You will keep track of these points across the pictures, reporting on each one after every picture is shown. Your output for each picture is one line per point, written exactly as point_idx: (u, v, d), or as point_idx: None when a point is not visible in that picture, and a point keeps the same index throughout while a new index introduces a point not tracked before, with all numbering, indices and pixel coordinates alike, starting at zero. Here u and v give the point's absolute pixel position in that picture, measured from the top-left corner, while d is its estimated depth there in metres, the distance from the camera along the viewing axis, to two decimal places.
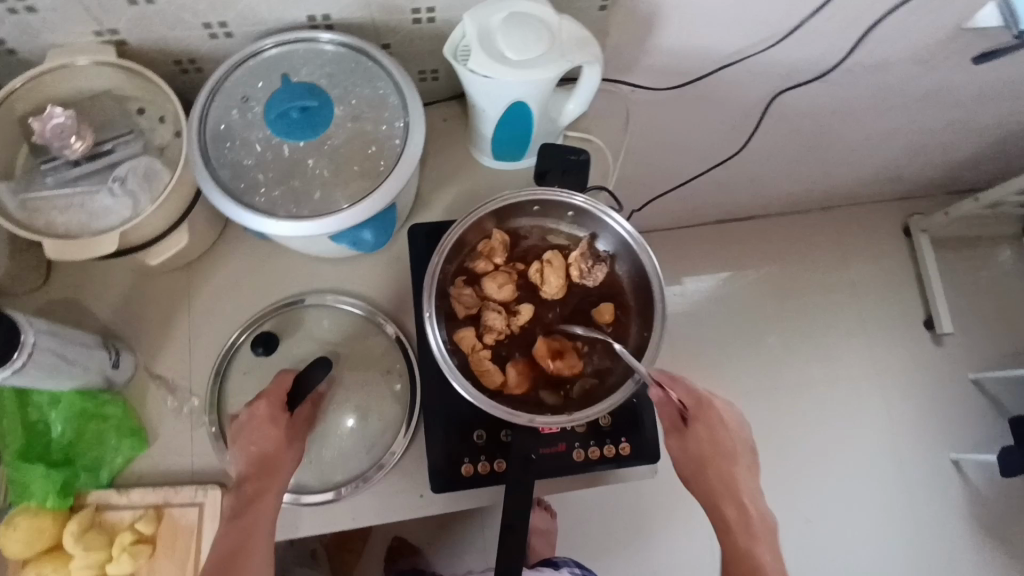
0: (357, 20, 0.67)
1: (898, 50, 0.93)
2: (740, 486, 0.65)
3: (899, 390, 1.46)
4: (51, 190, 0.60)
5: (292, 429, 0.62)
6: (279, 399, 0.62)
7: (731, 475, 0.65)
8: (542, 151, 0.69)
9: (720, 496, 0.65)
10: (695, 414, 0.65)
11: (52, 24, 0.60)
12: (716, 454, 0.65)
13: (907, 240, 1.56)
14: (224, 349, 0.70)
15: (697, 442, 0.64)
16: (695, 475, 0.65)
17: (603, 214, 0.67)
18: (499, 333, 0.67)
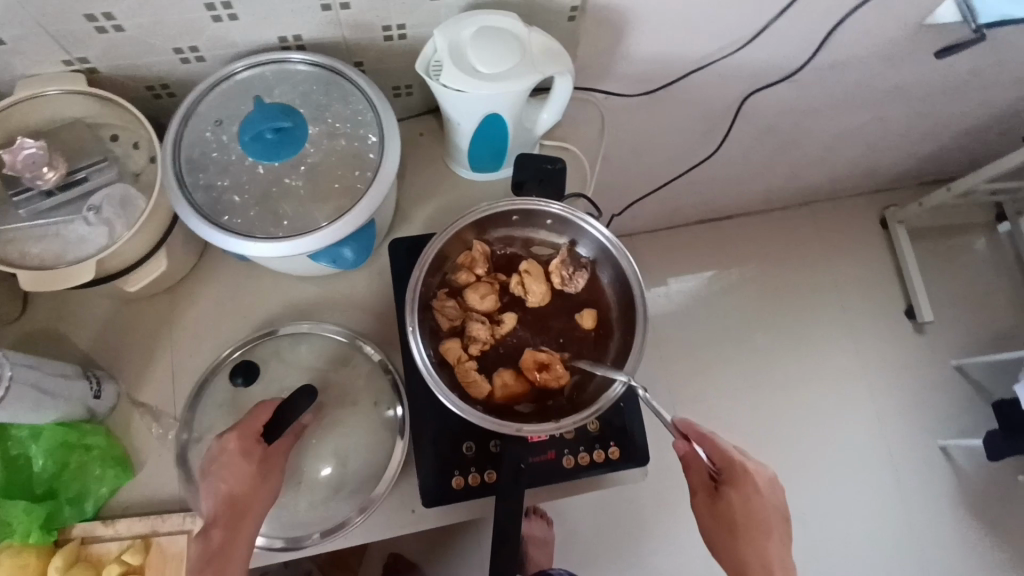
0: (328, 40, 0.67)
1: (863, 48, 0.95)
2: (771, 557, 0.61)
3: (885, 380, 1.48)
4: (25, 221, 0.59)
5: (268, 463, 0.61)
6: (251, 432, 0.61)
7: (761, 543, 0.61)
8: (519, 162, 0.69)
9: (749, 565, 0.61)
10: (725, 477, 0.62)
11: (20, 55, 0.60)
12: (745, 521, 0.61)
13: (885, 232, 1.58)
14: (203, 376, 0.69)
15: (723, 505, 0.62)
16: (718, 538, 0.63)
17: (581, 221, 0.68)
18: (483, 343, 0.67)
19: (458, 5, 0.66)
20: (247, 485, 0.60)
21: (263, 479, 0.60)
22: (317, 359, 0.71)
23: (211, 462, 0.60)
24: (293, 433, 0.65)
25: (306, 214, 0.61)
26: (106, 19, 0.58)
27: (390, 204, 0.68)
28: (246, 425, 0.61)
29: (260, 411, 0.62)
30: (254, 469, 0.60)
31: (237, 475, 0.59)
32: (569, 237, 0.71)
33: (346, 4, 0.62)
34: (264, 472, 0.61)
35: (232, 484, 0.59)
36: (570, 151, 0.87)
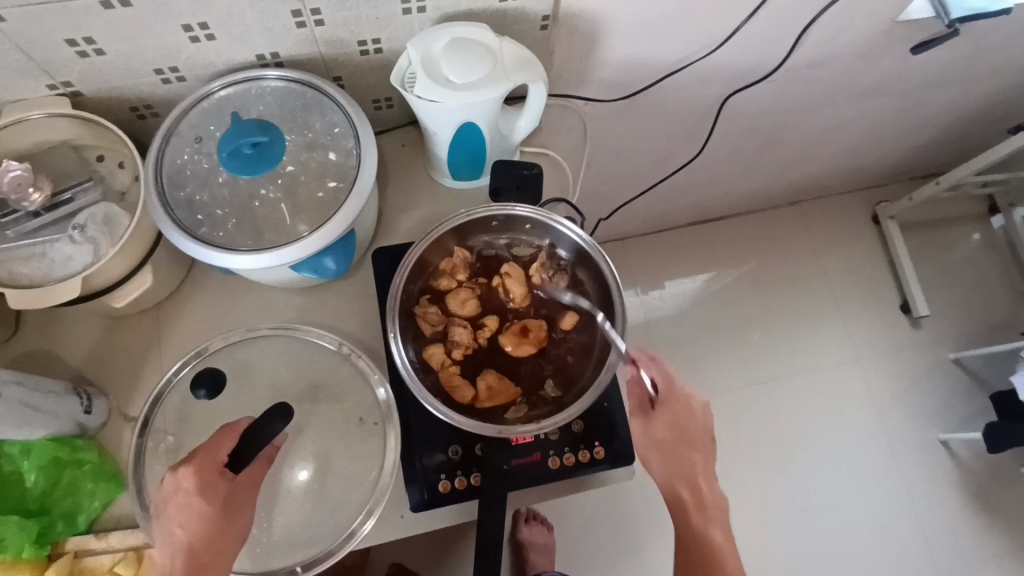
0: (305, 56, 0.69)
1: (838, 46, 0.96)
2: (697, 471, 0.72)
3: (883, 375, 1.48)
4: (11, 242, 0.61)
5: (231, 492, 0.61)
6: (211, 466, 0.59)
7: (689, 459, 0.71)
8: (495, 169, 0.70)
9: (677, 478, 0.71)
10: (665, 398, 0.70)
11: (4, 81, 0.62)
12: (678, 435, 0.71)
13: (877, 228, 1.59)
14: (161, 384, 0.68)
15: (663, 423, 0.70)
16: (655, 452, 0.71)
17: (557, 223, 0.69)
18: (466, 347, 0.69)
19: (430, 18, 0.68)
20: (211, 519, 0.59)
21: (231, 510, 0.60)
22: (301, 370, 0.71)
23: (171, 495, 0.59)
24: (266, 457, 0.64)
25: (287, 227, 0.63)
26: (86, 44, 0.59)
27: (370, 214, 0.69)
28: (206, 456, 0.59)
29: (222, 441, 0.60)
30: (218, 501, 0.60)
31: (200, 511, 0.59)
32: (548, 240, 0.72)
33: (320, 20, 0.64)
34: (231, 502, 0.60)
35: (196, 518, 0.59)
36: (550, 157, 0.88)
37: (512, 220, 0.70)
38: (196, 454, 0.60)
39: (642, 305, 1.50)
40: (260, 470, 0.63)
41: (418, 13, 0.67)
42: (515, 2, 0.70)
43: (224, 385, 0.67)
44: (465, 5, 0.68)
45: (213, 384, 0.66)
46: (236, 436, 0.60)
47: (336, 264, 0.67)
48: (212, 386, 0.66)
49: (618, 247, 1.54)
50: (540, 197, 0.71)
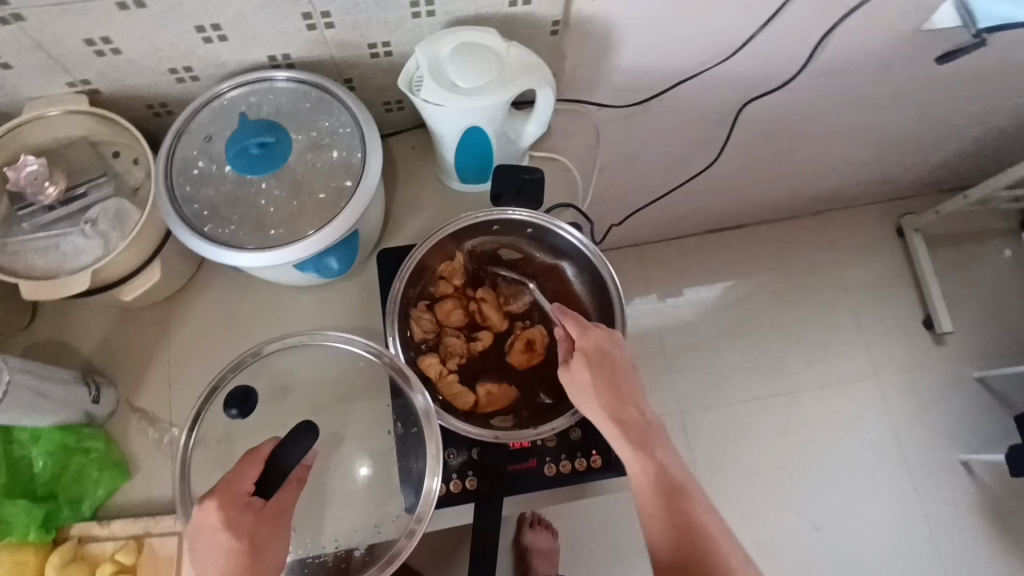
0: (316, 58, 0.70)
1: (859, 54, 0.95)
2: (629, 394, 0.63)
3: (902, 391, 1.44)
4: (27, 234, 0.63)
5: (260, 524, 0.57)
6: (235, 497, 0.56)
7: (618, 383, 0.63)
8: (495, 174, 0.69)
9: (614, 406, 0.62)
10: (586, 337, 0.64)
11: (26, 78, 0.64)
12: (613, 373, 0.63)
13: (901, 240, 1.55)
14: (207, 389, 0.65)
15: (593, 364, 0.63)
16: (595, 398, 0.62)
17: (559, 228, 0.70)
18: (460, 355, 0.69)
19: (440, 22, 0.69)
20: (241, 553, 0.56)
21: (262, 542, 0.57)
22: (342, 378, 0.68)
23: (198, 528, 0.56)
24: (296, 479, 0.61)
25: (291, 226, 0.64)
26: (103, 43, 0.61)
27: (375, 215, 0.70)
28: (231, 485, 0.56)
29: (246, 468, 0.56)
30: (248, 532, 0.56)
31: (228, 543, 0.55)
32: (547, 244, 0.72)
33: (330, 22, 0.65)
34: (261, 533, 0.57)
35: (225, 554, 0.55)
36: (560, 161, 0.87)
37: (512, 225, 0.71)
38: (219, 488, 0.56)
39: (656, 313, 1.49)
40: (292, 494, 0.60)
41: (428, 17, 0.67)
42: (525, 6, 0.70)
43: (255, 400, 0.64)
44: (474, 10, 0.68)
45: (245, 401, 0.63)
46: (260, 463, 0.57)
47: (339, 264, 0.68)
48: (242, 404, 0.63)
49: (633, 254, 1.52)
50: (541, 202, 0.70)
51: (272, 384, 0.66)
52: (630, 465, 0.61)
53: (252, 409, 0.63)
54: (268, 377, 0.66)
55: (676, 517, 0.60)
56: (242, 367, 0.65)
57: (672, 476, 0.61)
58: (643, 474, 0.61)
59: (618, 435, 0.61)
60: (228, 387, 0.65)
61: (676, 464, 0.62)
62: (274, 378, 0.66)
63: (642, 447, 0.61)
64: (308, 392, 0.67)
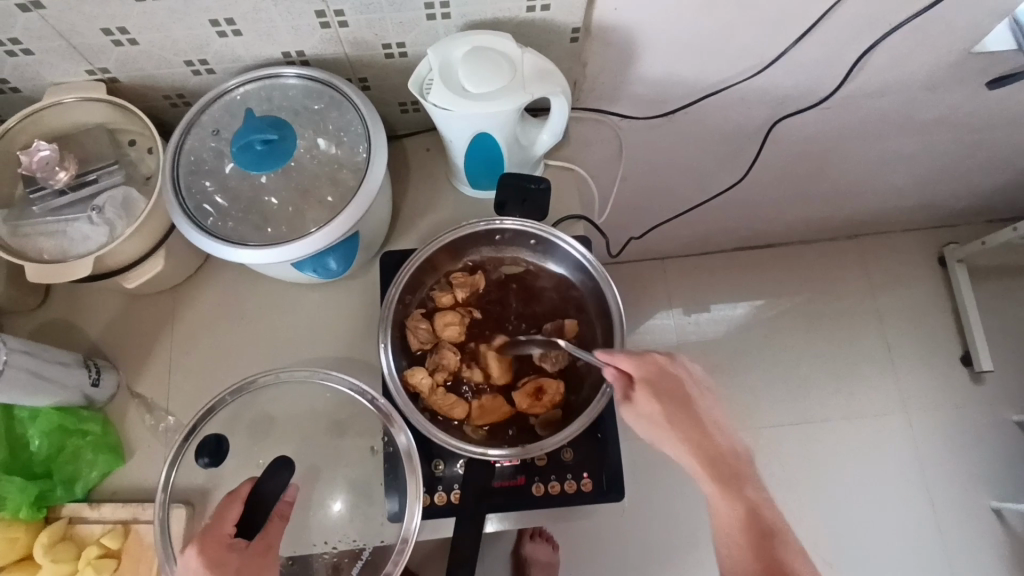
0: (331, 56, 0.69)
1: (903, 75, 0.90)
2: (711, 431, 0.60)
3: (934, 428, 1.35)
4: (37, 217, 0.64)
5: (250, 562, 0.54)
6: (218, 537, 0.55)
7: (697, 419, 0.60)
8: (499, 182, 0.68)
9: (697, 443, 0.59)
10: (653, 369, 0.60)
11: (47, 64, 0.65)
12: (687, 405, 0.60)
13: (942, 271, 1.45)
14: (202, 410, 0.65)
15: (666, 400, 0.59)
16: (672, 434, 0.59)
17: (557, 238, 0.68)
18: (451, 371, 0.67)
19: (456, 25, 0.68)
20: None
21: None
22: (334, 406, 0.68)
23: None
24: (281, 515, 0.60)
25: (292, 224, 0.63)
26: (121, 33, 0.62)
27: (378, 217, 0.69)
28: (212, 531, 0.55)
29: (226, 510, 0.57)
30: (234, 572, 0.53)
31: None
32: (550, 256, 0.72)
33: (344, 22, 0.64)
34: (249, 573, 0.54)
35: None
36: (575, 171, 0.85)
37: (516, 234, 0.70)
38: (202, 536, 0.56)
39: (676, 331, 1.42)
40: (278, 531, 0.58)
41: (443, 19, 0.66)
42: (543, 12, 0.68)
43: (228, 448, 0.66)
44: (491, 14, 0.67)
45: (217, 451, 0.65)
46: (240, 500, 0.57)
47: (338, 265, 0.67)
48: (214, 453, 0.65)
49: (657, 267, 1.46)
50: (546, 212, 0.69)
51: (255, 423, 0.67)
52: (717, 504, 0.59)
53: (224, 456, 0.65)
54: (252, 412, 0.67)
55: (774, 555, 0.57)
56: (239, 393, 0.67)
57: (759, 509, 0.59)
58: (731, 513, 0.58)
59: (703, 472, 0.59)
60: (203, 432, 0.65)
61: (760, 493, 0.59)
62: (259, 414, 0.67)
63: (726, 483, 0.58)
64: (293, 424, 0.67)
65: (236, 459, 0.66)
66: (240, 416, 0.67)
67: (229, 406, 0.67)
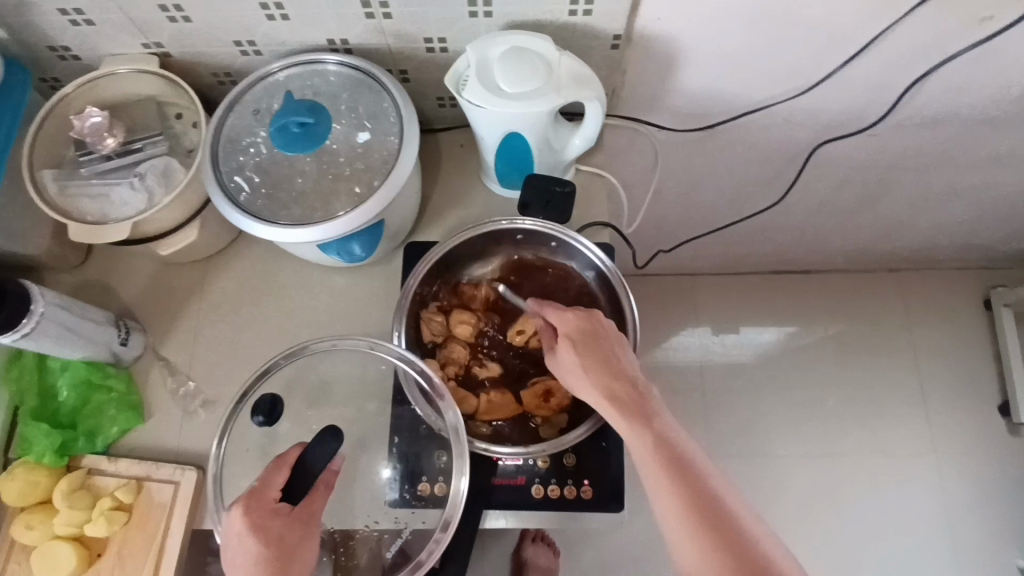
0: (373, 46, 0.71)
1: (958, 106, 0.86)
2: (623, 369, 0.58)
3: (962, 475, 1.29)
4: (83, 178, 0.67)
5: (292, 529, 0.56)
6: (264, 501, 0.55)
7: (611, 358, 0.59)
8: (526, 183, 0.69)
9: (609, 378, 0.57)
10: (570, 316, 0.61)
11: (107, 35, 0.68)
12: (598, 349, 0.59)
13: (988, 315, 1.38)
14: (261, 369, 0.65)
15: (576, 343, 0.59)
16: (583, 373, 0.58)
17: (574, 241, 0.69)
18: (461, 366, 0.69)
19: (497, 24, 0.68)
20: (272, 560, 0.54)
21: (294, 548, 0.55)
22: (368, 378, 0.68)
23: (227, 541, 0.55)
24: (325, 484, 0.61)
25: (321, 204, 0.65)
26: (176, 10, 0.64)
27: (405, 207, 0.70)
28: (258, 492, 0.55)
29: (273, 474, 0.56)
30: (276, 538, 0.55)
31: (257, 551, 0.53)
32: (570, 259, 0.72)
33: (388, 13, 0.66)
34: (291, 541, 0.55)
35: (255, 561, 0.53)
36: (606, 179, 0.84)
37: (539, 236, 0.71)
38: (248, 492, 0.56)
39: (700, 350, 1.37)
40: (322, 500, 0.60)
41: (485, 17, 0.67)
42: (586, 16, 0.68)
43: (281, 409, 0.63)
44: (533, 15, 0.67)
45: (272, 411, 0.62)
46: (288, 466, 0.56)
47: (362, 250, 0.68)
48: (269, 413, 0.61)
49: (686, 283, 1.42)
50: (567, 217, 0.70)
51: (309, 390, 0.67)
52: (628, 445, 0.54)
53: (278, 416, 0.62)
54: (309, 379, 0.67)
55: (703, 497, 0.51)
56: (296, 356, 0.66)
57: (676, 445, 0.54)
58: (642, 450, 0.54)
59: (612, 409, 0.56)
60: (256, 394, 0.65)
61: (677, 433, 0.55)
62: (315, 380, 0.67)
63: (636, 417, 0.55)
64: (344, 396, 0.67)
65: (290, 421, 0.65)
66: (291, 384, 0.66)
67: (285, 370, 0.66)
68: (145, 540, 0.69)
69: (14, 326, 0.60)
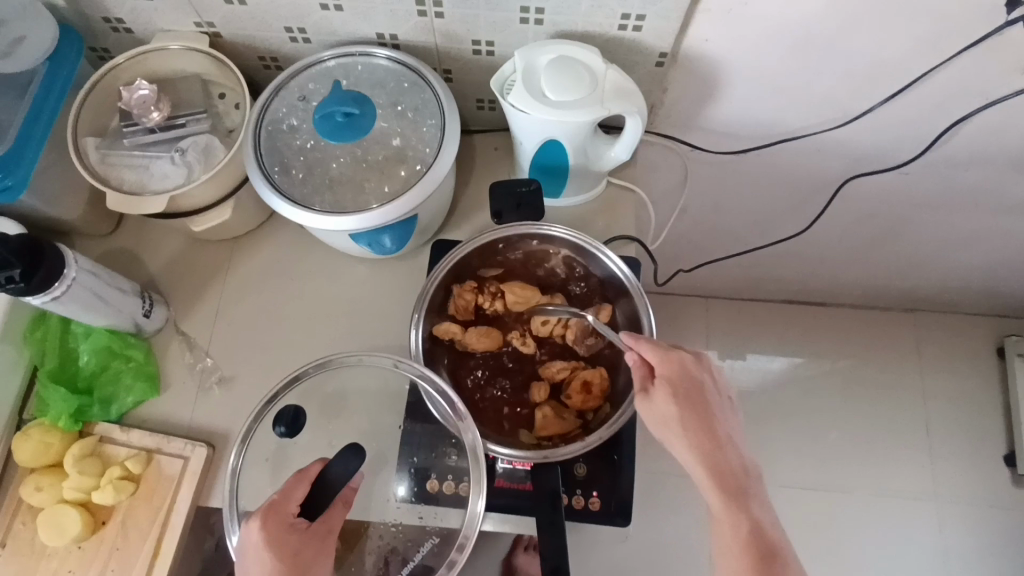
0: (420, 43, 0.72)
1: (994, 149, 0.86)
2: (722, 436, 0.57)
3: (965, 521, 1.25)
4: (125, 149, 0.68)
5: (307, 545, 0.56)
6: (280, 517, 0.55)
7: (713, 425, 0.57)
8: (492, 193, 0.68)
9: (707, 448, 0.56)
10: (674, 366, 0.59)
11: (161, 12, 0.69)
12: (705, 412, 0.58)
13: (1001, 361, 1.35)
14: (288, 377, 0.65)
15: (682, 399, 0.58)
16: (682, 434, 0.57)
17: (600, 253, 0.69)
18: (500, 391, 0.69)
19: (546, 32, 0.69)
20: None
21: (309, 565, 0.56)
22: (379, 388, 0.68)
23: (242, 552, 0.55)
24: (343, 501, 0.61)
25: (358, 194, 0.65)
26: None
27: (438, 204, 0.71)
28: (277, 505, 0.56)
29: (293, 488, 0.56)
30: (292, 554, 0.55)
31: (273, 566, 0.53)
32: (577, 255, 0.71)
33: (440, 13, 0.67)
34: (307, 557, 0.56)
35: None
36: (636, 193, 0.84)
37: (520, 238, 0.70)
38: (267, 506, 0.56)
39: None
40: (338, 517, 0.60)
41: (535, 24, 0.68)
42: (634, 32, 0.68)
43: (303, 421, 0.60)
44: (583, 25, 0.68)
45: (294, 423, 0.59)
46: (308, 482, 0.56)
47: (392, 243, 0.69)
48: (292, 424, 0.59)
49: (700, 304, 1.41)
50: (542, 213, 0.68)
51: (326, 398, 0.66)
52: (720, 523, 0.55)
53: (299, 429, 0.60)
54: (330, 387, 0.66)
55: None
56: (321, 368, 0.65)
57: (767, 533, 0.55)
58: (733, 531, 0.55)
59: (711, 483, 0.55)
60: (284, 401, 0.64)
61: (769, 519, 0.56)
62: (333, 390, 0.67)
63: (733, 500, 0.55)
64: (358, 395, 0.67)
65: (313, 432, 0.65)
66: (317, 389, 0.66)
67: (313, 378, 0.66)
68: (150, 511, 0.69)
69: (46, 289, 0.61)
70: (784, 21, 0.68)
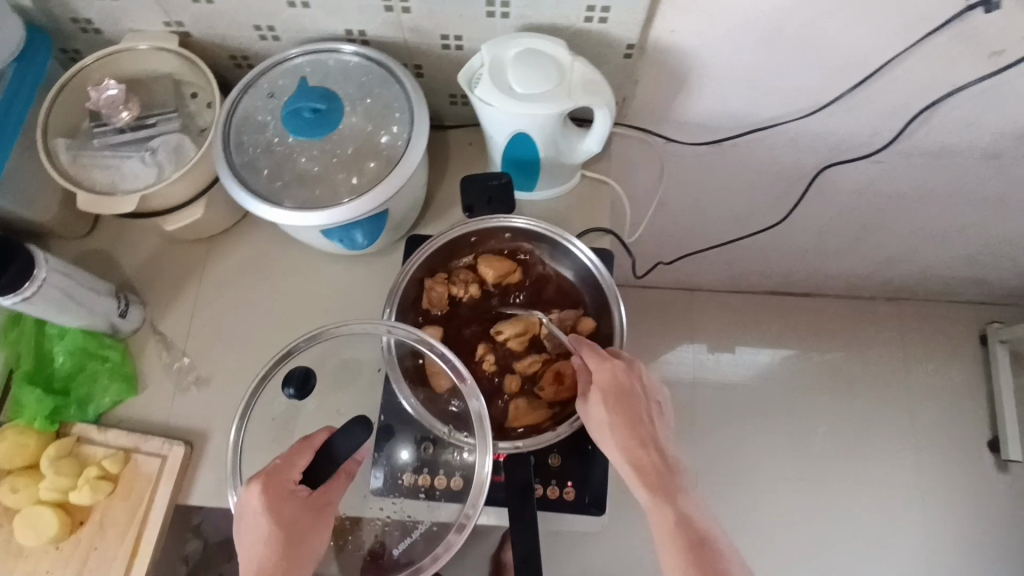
0: (389, 38, 0.72)
1: (966, 138, 0.87)
2: (649, 437, 0.60)
3: (949, 509, 1.26)
4: (95, 149, 0.69)
5: (303, 512, 0.58)
6: (280, 483, 0.57)
7: (641, 426, 0.60)
8: (463, 187, 0.69)
9: (635, 448, 0.59)
10: (608, 371, 0.61)
11: (129, 12, 0.69)
12: (635, 414, 0.60)
13: (983, 350, 1.36)
14: (281, 354, 0.64)
15: (615, 402, 0.60)
16: (612, 434, 0.59)
17: (568, 243, 0.70)
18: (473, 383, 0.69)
19: (514, 25, 0.69)
20: (281, 541, 0.56)
21: (305, 532, 0.58)
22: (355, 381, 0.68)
23: (241, 514, 0.56)
24: (346, 473, 0.63)
25: (328, 189, 0.65)
26: None
27: (410, 198, 0.71)
28: (279, 471, 0.57)
29: (297, 456, 0.57)
30: (289, 520, 0.57)
31: (268, 531, 0.56)
32: (552, 254, 0.72)
33: (407, 8, 0.67)
34: (303, 523, 0.58)
35: (265, 540, 0.56)
36: (611, 185, 0.84)
37: (491, 231, 0.71)
38: (269, 469, 0.57)
39: (694, 365, 1.34)
40: (338, 489, 0.62)
41: (502, 18, 0.68)
42: (600, 24, 0.69)
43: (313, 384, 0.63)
44: (550, 18, 0.68)
45: (304, 384, 0.63)
46: (313, 451, 0.57)
47: (365, 237, 0.69)
48: (302, 385, 0.62)
49: (686, 298, 1.40)
50: (513, 206, 0.70)
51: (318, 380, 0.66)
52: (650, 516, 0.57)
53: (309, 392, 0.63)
54: (333, 360, 0.66)
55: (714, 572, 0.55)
56: (315, 341, 0.65)
57: (695, 524, 0.57)
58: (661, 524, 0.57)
59: (637, 480, 0.58)
60: (280, 374, 0.64)
61: (697, 511, 0.58)
62: (338, 361, 0.66)
63: (660, 493, 0.57)
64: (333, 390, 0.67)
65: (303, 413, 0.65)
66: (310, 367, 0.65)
67: (306, 353, 0.65)
68: (129, 510, 0.69)
69: (16, 289, 0.61)
70: (750, 13, 0.69)
